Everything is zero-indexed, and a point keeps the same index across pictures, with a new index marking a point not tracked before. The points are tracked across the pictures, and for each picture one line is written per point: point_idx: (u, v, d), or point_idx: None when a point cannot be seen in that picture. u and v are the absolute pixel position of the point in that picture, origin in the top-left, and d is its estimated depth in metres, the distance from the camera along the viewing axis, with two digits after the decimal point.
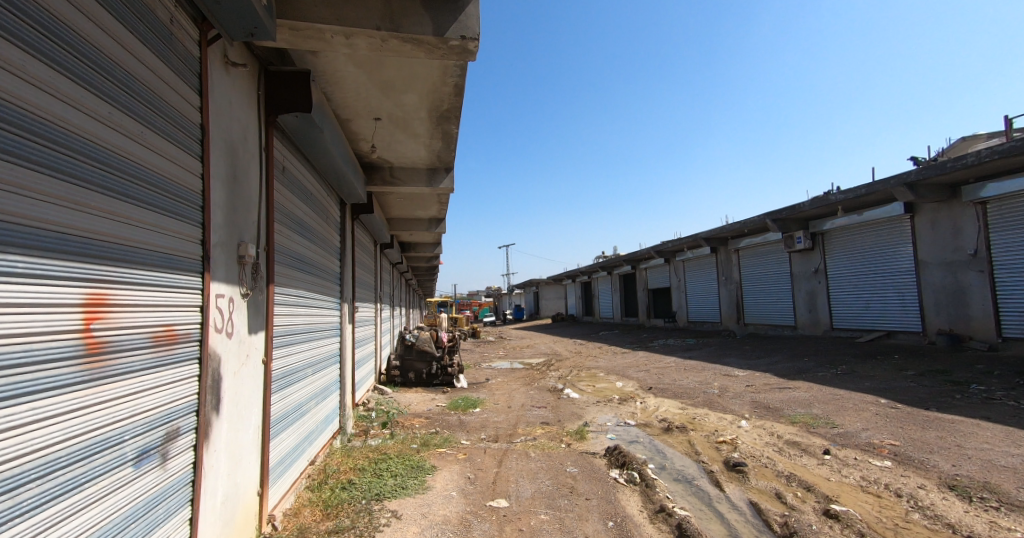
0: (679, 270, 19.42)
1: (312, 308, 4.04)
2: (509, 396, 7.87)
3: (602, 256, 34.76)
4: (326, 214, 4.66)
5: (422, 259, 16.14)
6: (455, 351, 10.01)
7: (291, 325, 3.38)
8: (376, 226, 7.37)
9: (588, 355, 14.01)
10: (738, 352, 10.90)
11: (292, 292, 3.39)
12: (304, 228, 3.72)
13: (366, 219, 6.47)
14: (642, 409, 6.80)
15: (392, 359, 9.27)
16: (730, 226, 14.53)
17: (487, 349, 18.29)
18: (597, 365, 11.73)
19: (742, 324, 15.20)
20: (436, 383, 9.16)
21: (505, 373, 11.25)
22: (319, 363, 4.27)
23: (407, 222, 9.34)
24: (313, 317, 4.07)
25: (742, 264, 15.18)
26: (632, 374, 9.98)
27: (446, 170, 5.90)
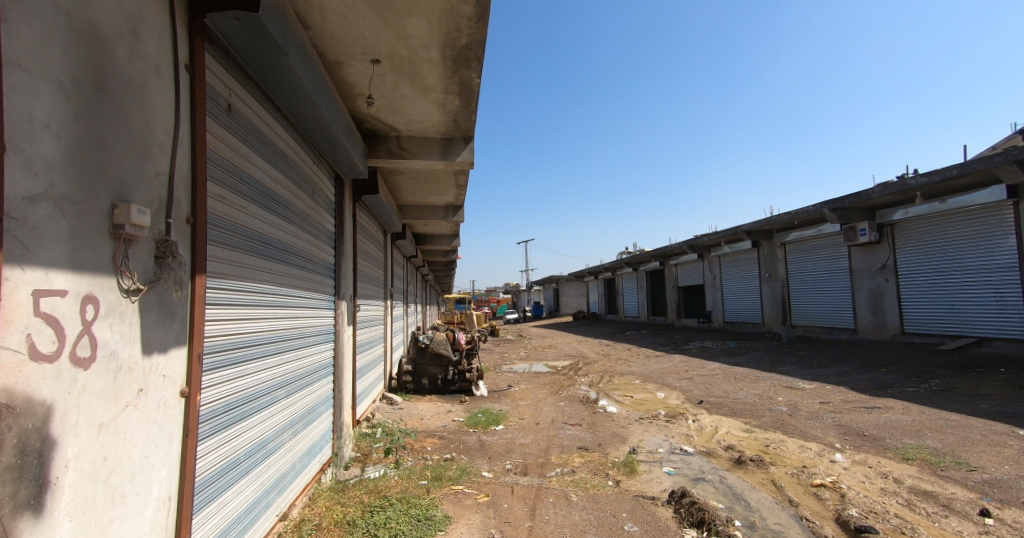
0: (715, 267, 18.02)
1: (289, 310, 3.08)
2: (536, 410, 6.83)
3: (626, 253, 33.48)
4: (313, 189, 3.70)
5: (439, 253, 15.20)
6: (474, 354, 9.02)
7: (249, 334, 2.40)
8: (385, 211, 6.40)
9: (618, 358, 12.87)
10: (793, 359, 9.61)
11: (249, 288, 2.42)
12: (272, 201, 2.74)
13: (372, 200, 5.51)
14: (697, 430, 5.68)
15: (405, 363, 8.37)
16: (778, 217, 13.13)
17: (507, 349, 17.30)
18: (631, 371, 10.60)
19: (789, 326, 13.79)
20: (453, 390, 8.23)
21: (529, 379, 10.23)
22: (301, 380, 3.31)
23: (421, 210, 8.36)
24: (290, 320, 3.11)
25: (789, 260, 13.79)
26: (673, 383, 8.81)
27: (465, 139, 4.92)
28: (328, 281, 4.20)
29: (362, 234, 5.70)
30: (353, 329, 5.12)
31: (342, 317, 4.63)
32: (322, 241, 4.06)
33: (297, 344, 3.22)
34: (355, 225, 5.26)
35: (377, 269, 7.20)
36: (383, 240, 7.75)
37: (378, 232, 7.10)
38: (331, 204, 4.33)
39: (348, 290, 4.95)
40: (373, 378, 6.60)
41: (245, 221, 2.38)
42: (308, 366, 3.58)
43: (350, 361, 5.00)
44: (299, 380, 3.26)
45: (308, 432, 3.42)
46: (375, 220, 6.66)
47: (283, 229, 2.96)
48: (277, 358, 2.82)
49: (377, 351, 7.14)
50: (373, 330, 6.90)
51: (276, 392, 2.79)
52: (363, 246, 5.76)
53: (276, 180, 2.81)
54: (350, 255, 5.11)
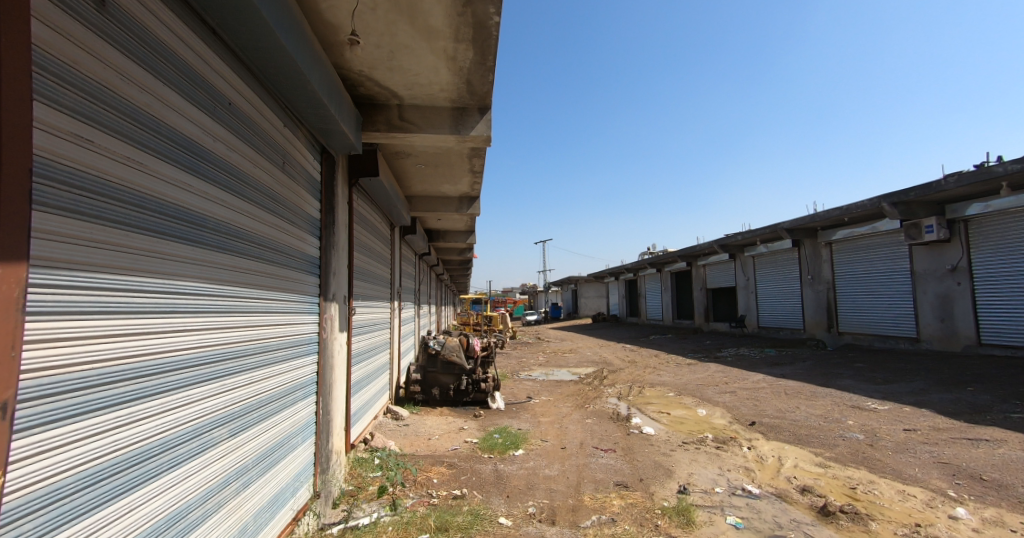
0: (750, 268, 16.79)
1: (237, 318, 2.28)
2: (562, 431, 5.95)
3: (648, 254, 32.29)
4: (286, 161, 2.91)
5: (454, 251, 14.43)
6: (490, 362, 8.19)
7: (149, 363, 1.61)
8: (389, 198, 5.59)
9: (646, 366, 11.88)
10: (851, 372, 8.48)
11: (145, 290, 1.58)
12: (202, 163, 1.93)
13: (370, 184, 4.69)
14: (757, 462, 4.72)
15: (414, 370, 7.61)
16: (825, 213, 11.94)
17: (526, 353, 16.45)
18: (663, 381, 9.61)
19: (836, 333, 12.56)
20: (466, 402, 7.54)
21: (550, 389, 9.34)
22: (259, 410, 2.51)
23: (433, 202, 7.56)
24: (241, 334, 2.31)
25: (835, 261, 12.58)
26: (715, 399, 7.80)
27: (481, 110, 4.10)
28: (310, 280, 3.40)
29: (360, 224, 4.89)
30: (347, 337, 4.34)
31: (331, 325, 3.84)
32: (302, 228, 3.26)
33: (254, 362, 2.43)
34: (351, 213, 4.46)
35: (381, 266, 6.41)
36: (389, 234, 6.97)
37: (382, 224, 6.30)
38: (315, 183, 3.52)
39: (341, 291, 4.17)
40: (373, 391, 5.80)
41: (141, 186, 1.56)
42: (277, 389, 2.78)
43: (343, 375, 4.22)
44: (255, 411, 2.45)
45: (270, 477, 2.62)
46: (377, 209, 5.85)
47: (225, 206, 2.15)
48: (212, 388, 2.03)
49: (380, 359, 6.34)
50: (376, 335, 6.09)
51: (208, 436, 1.99)
52: (361, 239, 4.95)
53: (210, 135, 2.01)
54: (344, 249, 4.32)
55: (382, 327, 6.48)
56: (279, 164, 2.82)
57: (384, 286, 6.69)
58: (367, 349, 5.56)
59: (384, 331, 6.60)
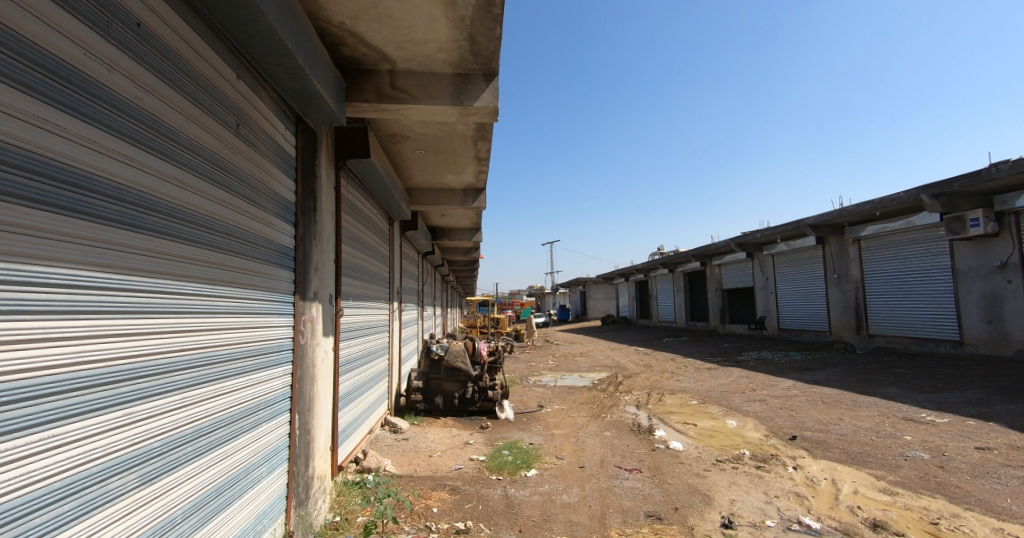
0: (770, 267, 16.05)
1: (156, 322, 1.69)
2: (580, 447, 5.34)
3: (658, 254, 31.63)
4: (246, 126, 2.32)
5: (460, 250, 13.88)
6: (498, 368, 7.60)
7: None
8: (382, 185, 5.01)
9: (663, 371, 11.21)
10: (892, 379, 7.78)
11: None
12: (77, 95, 1.32)
13: (358, 166, 4.10)
14: (809, 486, 4.07)
15: (415, 377, 7.05)
16: (853, 208, 11.22)
17: (535, 357, 15.79)
18: (683, 388, 8.96)
19: (866, 336, 11.79)
20: (472, 412, 6.98)
21: (563, 396, 8.73)
22: (186, 442, 1.89)
23: (436, 195, 7.01)
24: (160, 343, 1.71)
25: (865, 259, 11.85)
26: (744, 408, 7.13)
27: (486, 76, 3.52)
28: (282, 275, 2.81)
29: (350, 213, 4.31)
30: (333, 343, 3.79)
31: (313, 330, 3.28)
32: (271, 212, 2.66)
33: (182, 382, 1.86)
34: (337, 199, 3.88)
35: (378, 262, 5.84)
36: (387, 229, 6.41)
37: (378, 216, 5.74)
38: (291, 159, 2.92)
39: (325, 291, 3.61)
40: (369, 401, 5.23)
41: None
42: (225, 411, 2.17)
43: (329, 387, 3.66)
44: (179, 445, 1.84)
45: (206, 530, 2.00)
46: (371, 199, 5.28)
47: (130, 164, 1.53)
48: (96, 423, 1.41)
49: (378, 366, 5.78)
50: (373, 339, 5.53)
51: (82, 490, 1.37)
52: (351, 231, 4.38)
53: (96, 58, 1.40)
54: (330, 241, 3.76)
55: (379, 331, 5.92)
56: (233, 127, 2.22)
57: (382, 285, 6.13)
58: (363, 355, 4.99)
59: (382, 335, 6.05)
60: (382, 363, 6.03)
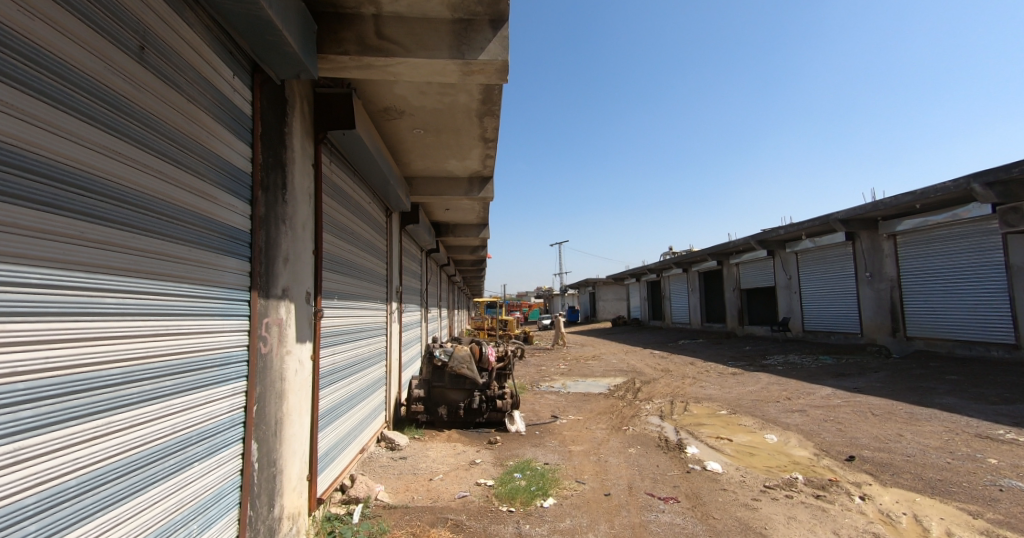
0: (793, 266, 15.24)
1: None
2: (603, 468, 4.66)
3: (670, 254, 30.82)
4: (155, 51, 1.62)
5: (466, 248, 13.26)
6: (507, 375, 6.84)
7: None
8: (375, 168, 4.37)
9: (684, 376, 10.48)
10: (947, 387, 7.01)
11: None
12: None
13: (342, 139, 3.46)
14: (886, 523, 3.36)
15: (416, 385, 6.42)
16: (890, 200, 10.41)
17: (544, 360, 15.10)
18: (709, 396, 8.24)
19: (904, 339, 10.96)
20: (479, 422, 6.37)
21: (577, 405, 8.05)
22: (31, 520, 1.18)
23: (438, 184, 6.38)
24: None
25: (901, 255, 11.04)
26: (782, 420, 6.41)
27: (493, 24, 2.88)
28: (230, 264, 2.15)
29: (335, 196, 3.67)
30: (311, 351, 3.15)
31: (280, 336, 2.65)
32: (209, 179, 1.98)
33: (25, 423, 1.16)
34: (316, 177, 3.25)
35: (373, 257, 5.22)
36: (385, 220, 5.79)
37: (373, 205, 5.12)
38: (241, 115, 2.23)
39: (299, 288, 2.98)
40: (362, 415, 4.60)
41: None
42: (119, 457, 1.48)
43: (306, 405, 3.03)
44: (13, 524, 1.14)
45: None
46: (363, 185, 4.65)
47: None
48: None
49: (374, 374, 5.16)
50: (368, 344, 4.92)
51: None
52: (336, 218, 3.75)
53: None
54: (308, 228, 3.13)
55: (375, 335, 5.30)
56: (134, 50, 1.54)
57: (379, 283, 5.51)
58: (355, 363, 4.37)
59: (379, 339, 5.43)
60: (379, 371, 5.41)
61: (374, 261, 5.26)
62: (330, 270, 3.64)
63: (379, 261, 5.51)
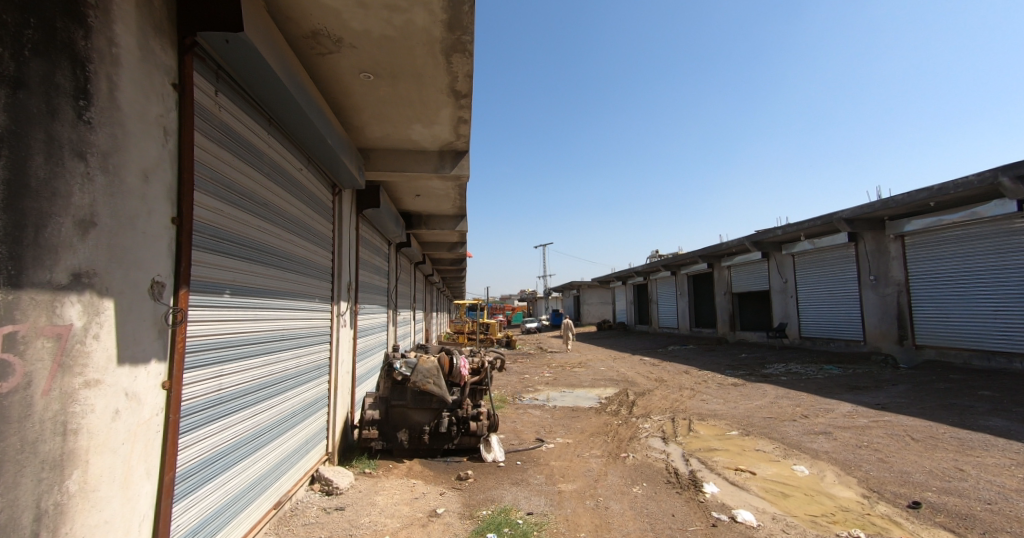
0: (789, 268, 14.56)
1: None
2: (604, 520, 3.58)
3: (656, 257, 30.26)
4: None
5: (444, 244, 12.12)
6: (483, 390, 5.71)
7: None
8: (302, 117, 3.21)
9: (681, 388, 9.55)
10: (985, 405, 6.17)
11: None
12: None
13: (228, 53, 2.29)
14: None
15: (371, 403, 5.26)
16: (901, 197, 9.70)
17: (528, 368, 14.01)
18: (715, 414, 7.29)
19: (913, 348, 10.27)
20: (446, 448, 5.28)
21: (566, 423, 7.00)
22: None
23: (401, 158, 5.30)
24: None
25: (909, 257, 10.37)
26: (807, 445, 5.45)
27: None
28: None
29: (226, 144, 2.50)
30: (159, 376, 1.95)
31: (60, 357, 1.45)
32: None
33: None
34: (180, 101, 2.07)
35: (311, 244, 4.06)
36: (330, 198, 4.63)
37: (308, 174, 3.94)
38: None
39: (130, 272, 1.77)
40: (286, 452, 3.43)
41: None
42: None
43: (143, 466, 1.83)
44: None
45: None
46: (287, 142, 3.48)
47: None
48: None
49: (309, 396, 4.00)
50: (300, 355, 3.76)
51: None
52: (229, 178, 2.56)
53: None
54: (156, 178, 1.93)
55: (314, 345, 4.14)
56: None
57: (320, 278, 4.34)
58: (273, 383, 3.19)
59: (319, 349, 4.28)
60: (319, 391, 4.27)
61: (313, 249, 4.13)
62: (218, 252, 2.46)
63: (321, 250, 4.36)
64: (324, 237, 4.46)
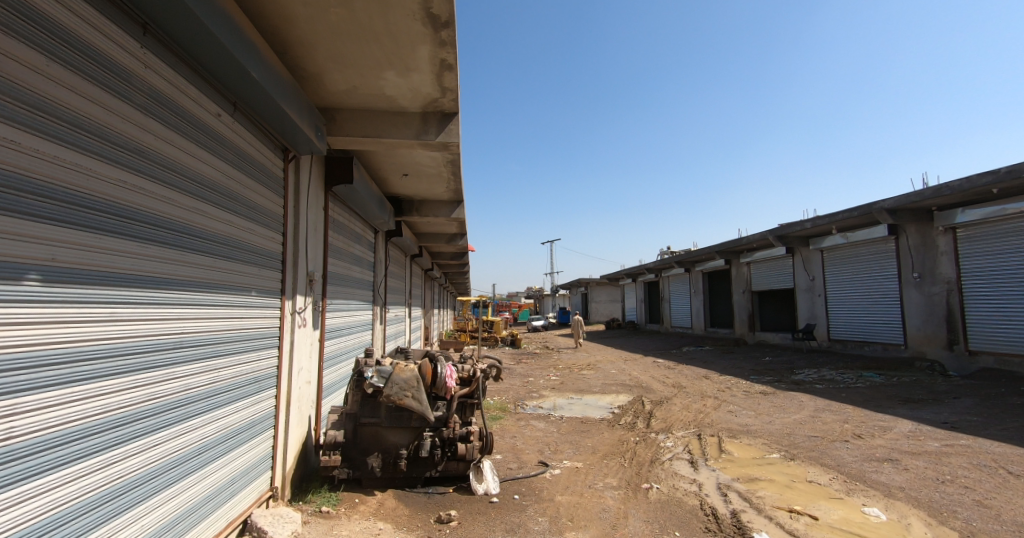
0: (817, 265, 13.45)
1: None
2: None
3: (667, 254, 29.16)
4: None
5: (442, 235, 11.16)
6: (475, 405, 4.75)
7: None
8: (203, 33, 2.22)
9: (703, 397, 8.53)
10: None
11: None
12: None
13: None
14: None
15: (336, 420, 4.33)
16: (956, 183, 8.57)
17: (533, 370, 13.05)
18: (749, 431, 6.26)
19: (965, 354, 9.18)
20: (427, 476, 4.35)
21: (574, 440, 6.02)
22: None
23: (374, 121, 4.34)
24: None
25: (962, 252, 9.24)
26: (873, 477, 4.38)
27: None
28: None
29: (27, 35, 1.53)
30: None
31: None
32: None
33: None
34: None
35: (241, 219, 3.08)
36: (277, 164, 3.64)
37: (233, 124, 2.95)
38: None
39: None
40: (186, 504, 2.47)
41: None
42: None
43: None
44: None
45: None
46: (191, 73, 2.48)
47: None
48: None
49: (237, 421, 3.02)
50: (219, 368, 2.78)
51: None
52: (47, 98, 1.61)
53: None
54: None
55: (247, 353, 3.17)
56: None
57: (260, 265, 3.36)
58: (157, 411, 2.22)
59: (255, 357, 3.30)
60: (256, 412, 3.29)
61: (247, 227, 3.15)
62: (12, 212, 1.48)
63: (262, 229, 3.38)
64: (267, 213, 3.47)
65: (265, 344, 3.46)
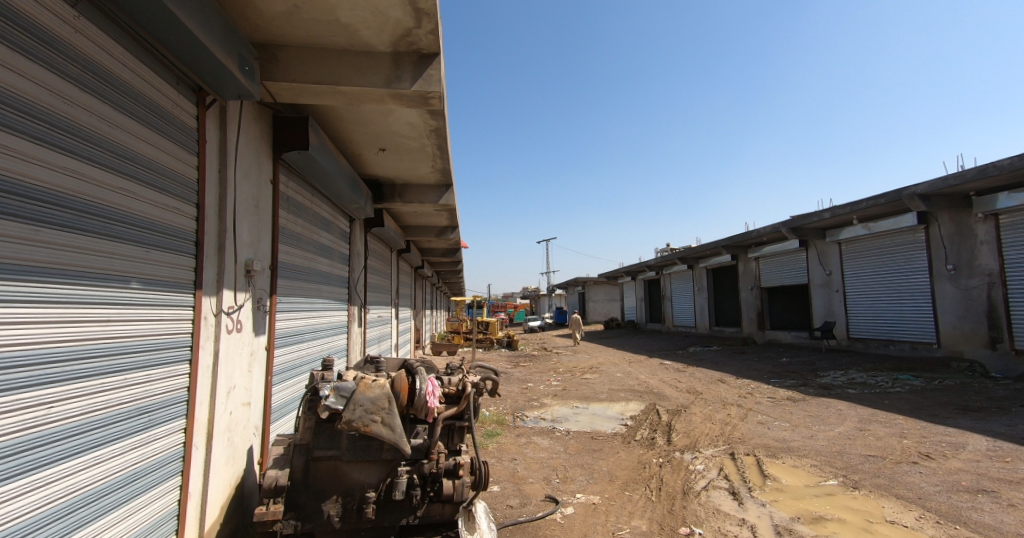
0: (834, 258, 12.58)
1: None
2: None
3: (667, 251, 28.29)
4: None
5: (431, 228, 10.15)
6: (466, 428, 3.74)
7: None
8: None
9: (725, 406, 7.58)
10: None
11: None
12: None
13: None
14: None
15: (280, 454, 3.30)
16: (1003, 164, 7.69)
17: (532, 375, 12.05)
18: (791, 450, 5.30)
19: (1011, 354, 8.34)
20: (403, 524, 3.34)
21: (586, 464, 5.04)
22: None
23: (330, 62, 3.34)
24: None
25: (1005, 240, 8.41)
26: (973, 516, 3.42)
27: None
28: None
29: None
30: None
31: None
32: None
33: None
34: None
35: (92, 168, 1.98)
36: (179, 104, 2.57)
37: (78, 22, 1.90)
38: None
39: None
40: None
41: None
42: None
43: None
44: None
45: None
46: None
47: None
48: None
49: (89, 484, 1.94)
50: (34, 407, 1.68)
51: None
52: None
53: None
54: None
55: (109, 376, 2.06)
56: None
57: (140, 242, 2.25)
58: None
59: (132, 382, 2.20)
60: (136, 464, 2.20)
61: (105, 183, 2.04)
62: None
63: (143, 189, 2.28)
64: (159, 169, 2.39)
65: (157, 361, 2.37)
